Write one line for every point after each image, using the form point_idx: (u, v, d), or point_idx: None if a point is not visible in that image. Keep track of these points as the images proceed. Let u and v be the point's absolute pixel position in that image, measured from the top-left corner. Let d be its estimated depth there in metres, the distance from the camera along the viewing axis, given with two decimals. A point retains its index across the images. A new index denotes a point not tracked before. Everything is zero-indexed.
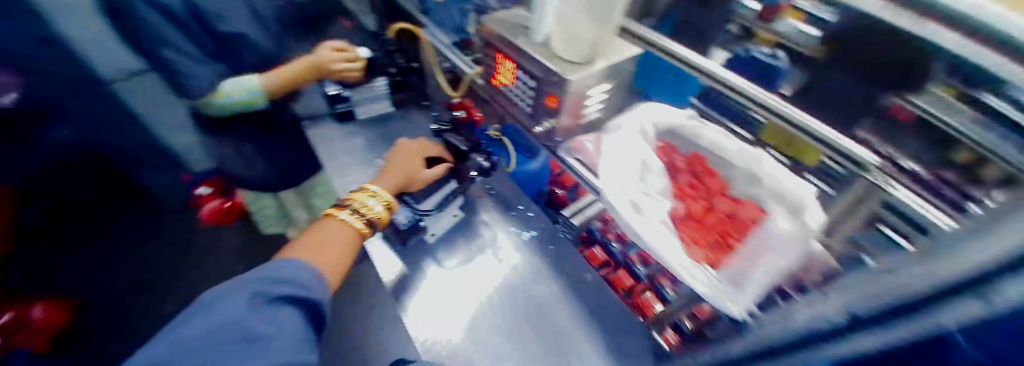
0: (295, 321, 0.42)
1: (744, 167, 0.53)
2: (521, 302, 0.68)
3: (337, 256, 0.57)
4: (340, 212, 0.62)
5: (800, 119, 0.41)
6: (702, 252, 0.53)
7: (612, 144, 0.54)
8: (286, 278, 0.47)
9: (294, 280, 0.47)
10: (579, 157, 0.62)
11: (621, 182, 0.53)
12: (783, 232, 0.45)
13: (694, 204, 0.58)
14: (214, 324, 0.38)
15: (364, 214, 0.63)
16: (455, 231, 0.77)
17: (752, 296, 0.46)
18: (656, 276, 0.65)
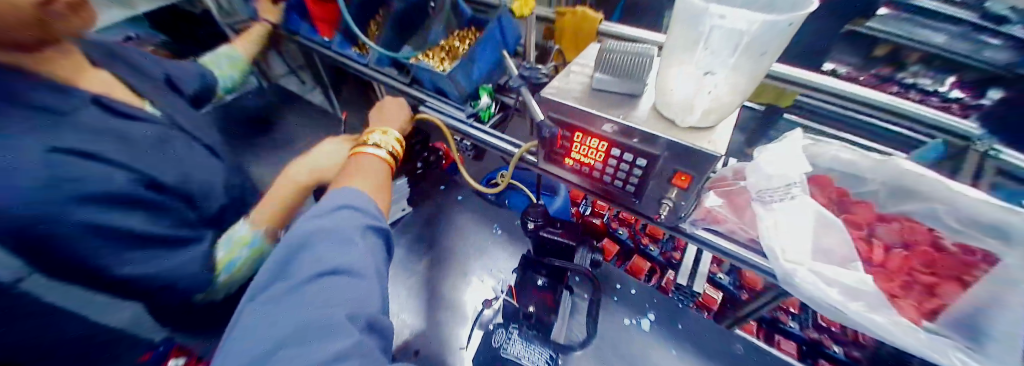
0: (381, 269, 0.43)
1: (920, 188, 0.46)
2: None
3: (375, 183, 0.52)
4: (368, 147, 0.56)
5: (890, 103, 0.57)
6: (922, 311, 0.42)
7: (775, 216, 0.43)
8: (351, 205, 0.45)
9: (370, 211, 0.46)
10: (709, 227, 0.50)
11: (800, 254, 0.41)
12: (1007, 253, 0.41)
13: (896, 255, 0.46)
14: (318, 256, 0.39)
15: (384, 145, 0.57)
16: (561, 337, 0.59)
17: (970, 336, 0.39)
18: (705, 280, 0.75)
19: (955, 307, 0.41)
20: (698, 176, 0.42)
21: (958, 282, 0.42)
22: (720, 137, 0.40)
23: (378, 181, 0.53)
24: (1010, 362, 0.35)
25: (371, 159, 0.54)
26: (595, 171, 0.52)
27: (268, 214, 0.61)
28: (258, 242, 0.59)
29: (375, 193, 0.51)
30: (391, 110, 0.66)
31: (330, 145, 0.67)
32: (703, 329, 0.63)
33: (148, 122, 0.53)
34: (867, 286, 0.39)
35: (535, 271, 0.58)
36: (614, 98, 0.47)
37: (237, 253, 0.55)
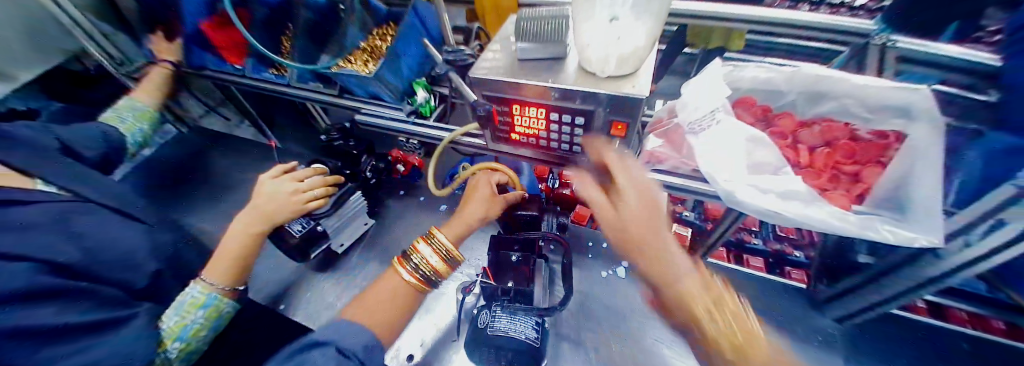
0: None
1: (827, 88, 0.51)
2: (609, 311, 0.62)
3: (381, 304, 0.49)
4: (404, 267, 0.52)
5: (802, 17, 0.57)
6: (853, 196, 0.47)
7: (707, 143, 0.46)
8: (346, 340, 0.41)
9: (342, 325, 0.44)
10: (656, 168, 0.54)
11: (733, 171, 0.45)
12: (912, 129, 0.46)
13: (824, 153, 0.50)
14: None
15: (422, 267, 0.51)
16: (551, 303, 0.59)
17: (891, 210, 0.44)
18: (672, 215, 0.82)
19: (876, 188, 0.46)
20: (632, 123, 0.44)
21: (879, 164, 0.47)
22: (643, 80, 0.41)
23: (394, 312, 0.49)
24: (931, 224, 0.39)
25: (394, 278, 0.52)
26: (541, 140, 0.53)
27: (226, 275, 0.56)
28: (216, 305, 0.54)
29: (381, 322, 0.47)
30: (471, 214, 0.54)
31: (269, 185, 0.62)
32: None
33: (49, 199, 0.48)
34: (795, 186, 0.43)
35: (500, 245, 0.54)
36: (542, 65, 0.47)
37: (191, 320, 0.51)
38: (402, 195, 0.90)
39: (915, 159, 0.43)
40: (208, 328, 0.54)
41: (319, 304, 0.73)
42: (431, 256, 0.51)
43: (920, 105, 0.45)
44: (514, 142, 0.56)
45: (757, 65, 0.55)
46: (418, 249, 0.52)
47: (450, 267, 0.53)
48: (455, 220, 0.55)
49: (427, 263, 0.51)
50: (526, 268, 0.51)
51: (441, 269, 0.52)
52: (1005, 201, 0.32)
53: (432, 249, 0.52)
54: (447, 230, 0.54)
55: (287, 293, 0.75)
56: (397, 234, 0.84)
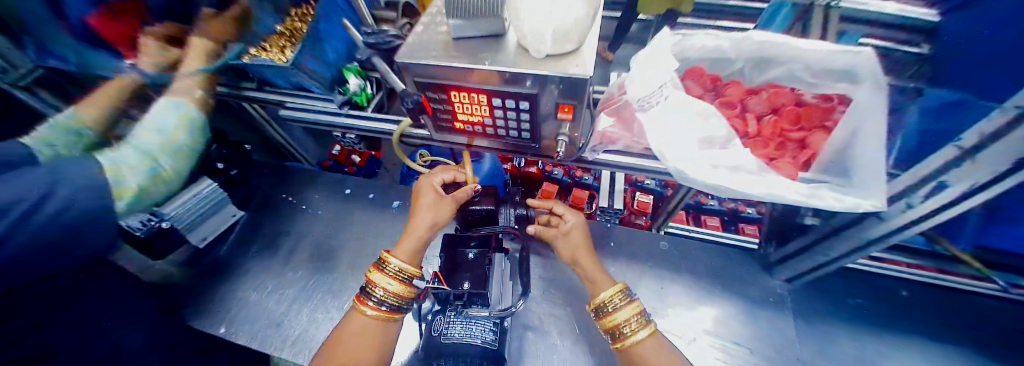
0: None
1: (774, 54, 0.50)
2: (575, 294, 0.62)
3: (343, 354, 0.39)
4: (360, 302, 0.42)
5: None
6: (797, 162, 0.47)
7: (657, 122, 0.44)
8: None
9: None
10: (609, 148, 0.51)
11: (684, 148, 0.44)
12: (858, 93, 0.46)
13: (769, 122, 0.50)
14: None
15: (382, 298, 0.42)
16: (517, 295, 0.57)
17: (816, 172, 0.46)
18: (631, 185, 0.87)
19: (821, 153, 0.47)
20: (580, 103, 0.41)
21: (823, 130, 0.48)
22: (587, 58, 0.38)
23: (361, 358, 0.39)
24: (873, 187, 0.40)
25: (355, 320, 0.41)
26: (486, 127, 0.49)
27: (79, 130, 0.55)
28: (179, 112, 0.53)
29: None
30: (420, 224, 0.47)
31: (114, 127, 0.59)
32: (630, 240, 0.70)
33: None
34: (743, 159, 0.43)
35: (460, 244, 0.51)
36: (478, 44, 0.42)
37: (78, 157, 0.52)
38: (349, 194, 0.80)
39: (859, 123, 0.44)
40: (183, 135, 0.53)
41: (263, 321, 0.64)
42: (388, 281, 0.42)
43: (863, 68, 0.45)
44: (461, 132, 0.52)
45: (706, 34, 0.53)
46: (372, 280, 0.43)
47: (415, 286, 0.44)
48: (406, 236, 0.47)
49: (386, 291, 0.42)
50: (487, 268, 0.48)
51: (403, 292, 0.43)
52: (951, 161, 0.33)
53: (386, 272, 0.43)
54: (400, 251, 0.46)
55: (225, 314, 0.65)
56: (346, 233, 0.74)
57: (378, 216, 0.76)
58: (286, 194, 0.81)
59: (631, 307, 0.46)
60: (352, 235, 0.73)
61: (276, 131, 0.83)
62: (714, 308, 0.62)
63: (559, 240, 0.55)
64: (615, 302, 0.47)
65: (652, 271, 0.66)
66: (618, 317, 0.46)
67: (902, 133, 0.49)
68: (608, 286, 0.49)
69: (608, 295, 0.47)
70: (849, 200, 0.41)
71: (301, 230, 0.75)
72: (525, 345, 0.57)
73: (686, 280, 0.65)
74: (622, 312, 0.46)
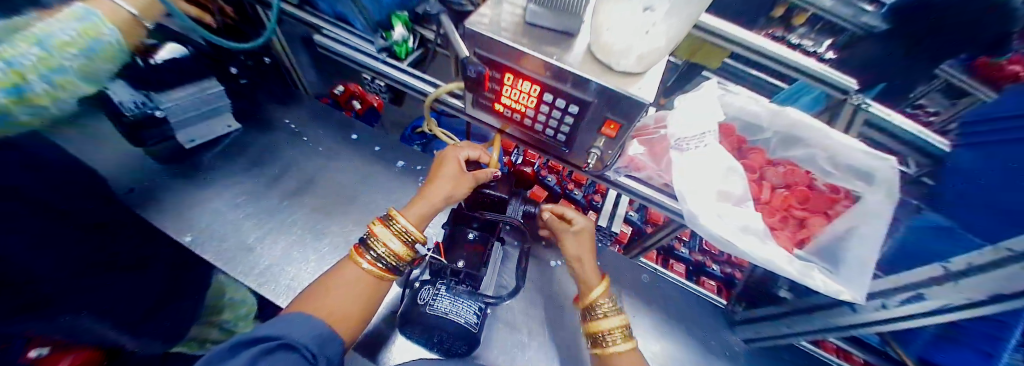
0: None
1: (806, 137, 0.53)
2: (556, 299, 0.63)
3: (333, 298, 0.38)
4: (361, 252, 0.42)
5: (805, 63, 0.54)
6: (792, 240, 0.52)
7: (693, 165, 0.46)
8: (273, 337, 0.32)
9: (274, 323, 0.33)
10: (631, 174, 0.53)
11: (708, 195, 0.46)
12: (870, 195, 0.50)
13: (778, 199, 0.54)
14: None
15: (383, 254, 0.42)
16: (503, 285, 0.58)
17: (801, 250, 0.51)
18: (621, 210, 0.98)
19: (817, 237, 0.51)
20: (626, 125, 0.41)
21: (824, 216, 0.52)
22: (654, 85, 0.38)
23: (350, 307, 0.39)
24: (857, 280, 0.45)
25: (350, 268, 0.42)
26: (525, 118, 0.49)
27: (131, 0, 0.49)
28: (95, 25, 0.43)
29: (327, 314, 0.37)
30: (435, 193, 0.47)
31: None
32: (615, 263, 0.72)
33: None
34: (756, 222, 0.46)
35: (466, 222, 0.51)
36: (550, 37, 0.41)
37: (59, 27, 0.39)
38: (354, 140, 0.76)
39: (859, 225, 0.49)
40: (81, 49, 0.42)
41: (235, 242, 0.61)
42: (391, 239, 0.42)
43: (884, 174, 0.48)
44: (501, 116, 0.51)
45: (749, 96, 0.55)
46: (375, 232, 0.43)
47: (414, 250, 0.44)
48: (417, 200, 0.47)
49: (388, 249, 0.42)
50: (485, 254, 0.49)
51: (404, 255, 0.43)
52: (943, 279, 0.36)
53: (392, 231, 0.43)
54: (409, 212, 0.46)
55: (195, 223, 0.62)
56: (341, 177, 0.71)
57: (380, 170, 0.73)
58: (288, 120, 0.77)
59: (618, 318, 0.49)
60: (348, 182, 0.71)
61: (291, 53, 0.78)
62: (675, 348, 0.65)
63: (570, 240, 0.55)
64: (607, 309, 0.50)
65: (628, 298, 0.69)
66: (603, 325, 0.49)
67: (909, 245, 0.54)
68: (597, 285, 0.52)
69: (603, 299, 0.51)
70: (831, 286, 0.45)
71: (297, 161, 0.72)
72: (495, 335, 0.58)
73: (656, 316, 0.68)
74: (611, 319, 0.49)
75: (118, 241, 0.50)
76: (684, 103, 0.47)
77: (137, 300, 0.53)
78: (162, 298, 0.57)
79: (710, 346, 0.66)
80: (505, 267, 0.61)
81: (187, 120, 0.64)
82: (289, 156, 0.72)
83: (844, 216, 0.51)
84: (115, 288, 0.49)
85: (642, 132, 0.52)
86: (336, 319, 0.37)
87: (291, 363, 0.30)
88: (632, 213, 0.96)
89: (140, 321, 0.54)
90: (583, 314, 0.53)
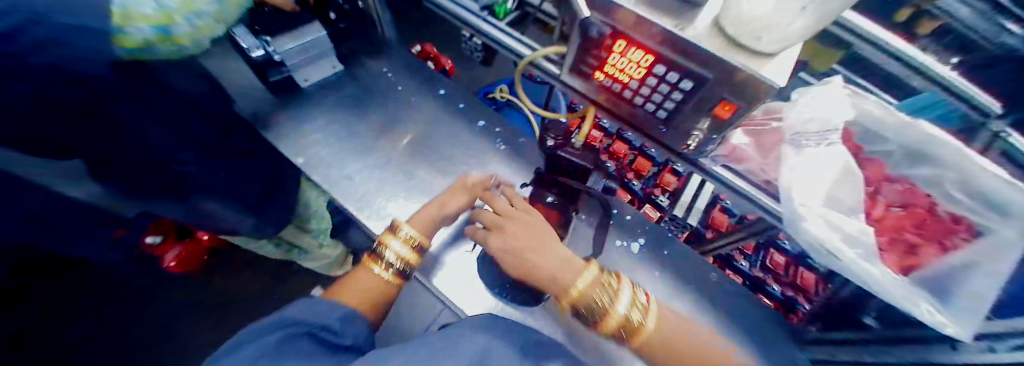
0: (318, 343, 0.39)
1: None
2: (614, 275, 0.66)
3: (357, 293, 0.50)
4: (376, 264, 0.54)
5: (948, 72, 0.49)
6: (894, 263, 0.48)
7: (807, 162, 0.43)
8: (311, 313, 0.43)
9: (302, 308, 0.44)
10: (728, 165, 0.51)
11: (815, 195, 0.43)
12: None
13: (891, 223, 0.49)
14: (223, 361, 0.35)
15: (394, 262, 0.54)
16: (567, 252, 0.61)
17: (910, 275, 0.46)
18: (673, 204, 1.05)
19: (934, 268, 0.45)
20: (743, 108, 0.39)
21: (937, 246, 0.46)
22: (784, 67, 0.35)
23: (367, 300, 0.51)
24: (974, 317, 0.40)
25: (365, 273, 0.53)
26: (626, 90, 0.48)
27: None
28: None
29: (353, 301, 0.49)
30: (438, 208, 0.59)
31: None
32: (683, 256, 0.70)
33: None
34: (869, 235, 0.41)
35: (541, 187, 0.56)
36: (674, 4, 0.37)
37: None
38: (442, 95, 0.80)
39: (977, 261, 0.42)
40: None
41: (336, 170, 0.68)
42: (398, 244, 0.54)
43: None
44: (602, 85, 0.51)
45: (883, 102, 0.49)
46: (384, 243, 0.55)
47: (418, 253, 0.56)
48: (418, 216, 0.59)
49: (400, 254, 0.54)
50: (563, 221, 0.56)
51: (411, 259, 0.55)
52: None
53: (395, 237, 0.55)
54: (414, 222, 0.57)
55: (306, 149, 0.70)
56: (431, 128, 0.76)
57: (464, 126, 0.77)
58: (387, 70, 0.83)
59: (623, 295, 0.43)
60: (433, 133, 0.76)
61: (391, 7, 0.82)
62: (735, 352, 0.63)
63: (511, 220, 0.53)
64: (611, 287, 0.43)
65: (691, 292, 0.67)
66: (616, 308, 0.42)
67: None
68: (583, 267, 0.46)
69: (588, 276, 0.44)
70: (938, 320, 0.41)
71: (393, 107, 0.78)
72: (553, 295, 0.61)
73: (720, 316, 0.65)
74: (616, 308, 0.42)
75: (232, 139, 0.65)
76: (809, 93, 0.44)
77: (249, 190, 0.71)
78: (262, 193, 0.74)
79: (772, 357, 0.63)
80: (572, 234, 0.62)
81: (304, 61, 0.73)
82: (384, 101, 0.79)
83: (963, 249, 0.44)
84: (222, 169, 0.64)
85: (750, 121, 0.51)
86: (360, 305, 0.49)
87: (308, 346, 0.38)
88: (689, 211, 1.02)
89: (255, 204, 0.73)
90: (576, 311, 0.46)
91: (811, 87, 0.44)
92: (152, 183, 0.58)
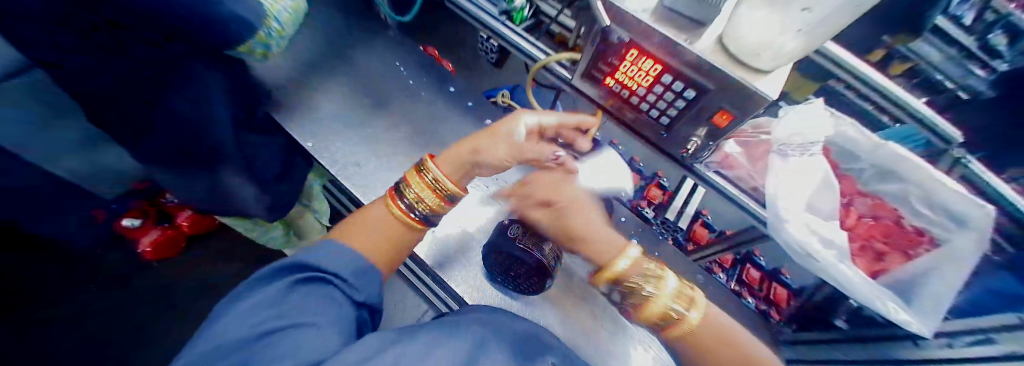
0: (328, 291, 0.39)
1: None
2: None
3: (374, 238, 0.47)
4: (397, 203, 0.48)
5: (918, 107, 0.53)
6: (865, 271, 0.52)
7: (793, 172, 0.47)
8: (323, 262, 0.40)
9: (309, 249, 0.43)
10: (721, 171, 0.56)
11: (798, 200, 0.47)
12: None
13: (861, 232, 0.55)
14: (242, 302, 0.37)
15: (416, 205, 0.48)
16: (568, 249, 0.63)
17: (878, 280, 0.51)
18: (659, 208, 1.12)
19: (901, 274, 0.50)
20: (739, 117, 0.43)
21: (902, 254, 0.52)
22: (775, 83, 0.39)
23: (381, 245, 0.47)
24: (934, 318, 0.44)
25: (382, 211, 0.49)
26: (633, 96, 0.52)
27: None
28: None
29: (363, 244, 0.45)
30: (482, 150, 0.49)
31: None
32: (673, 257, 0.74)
33: None
34: (843, 239, 0.45)
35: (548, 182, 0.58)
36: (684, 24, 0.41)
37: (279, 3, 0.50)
38: (451, 91, 0.82)
39: (936, 267, 0.47)
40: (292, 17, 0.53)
41: (343, 156, 0.69)
42: (422, 188, 0.48)
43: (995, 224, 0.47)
44: (610, 91, 0.54)
45: None
46: (409, 181, 0.49)
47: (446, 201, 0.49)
48: (450, 153, 0.52)
49: (420, 199, 0.48)
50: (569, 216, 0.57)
51: (435, 206, 0.48)
52: None
53: (423, 181, 0.48)
54: (440, 165, 0.51)
55: (314, 133, 0.70)
56: (439, 124, 0.78)
57: (471, 122, 0.80)
58: (399, 63, 0.83)
59: (665, 292, 0.44)
60: (440, 127, 0.78)
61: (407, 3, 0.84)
62: None
63: (569, 209, 0.52)
64: (654, 281, 0.45)
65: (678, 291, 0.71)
66: (667, 286, 0.44)
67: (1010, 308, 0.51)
68: (616, 256, 0.48)
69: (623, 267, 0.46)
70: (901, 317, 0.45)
71: (402, 100, 0.79)
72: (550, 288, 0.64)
73: None
74: (662, 298, 0.44)
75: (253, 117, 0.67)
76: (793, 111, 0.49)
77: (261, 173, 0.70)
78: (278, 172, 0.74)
79: None
80: None
81: None
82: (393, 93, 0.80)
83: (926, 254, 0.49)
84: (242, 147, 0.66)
85: (742, 133, 0.55)
86: (373, 252, 0.46)
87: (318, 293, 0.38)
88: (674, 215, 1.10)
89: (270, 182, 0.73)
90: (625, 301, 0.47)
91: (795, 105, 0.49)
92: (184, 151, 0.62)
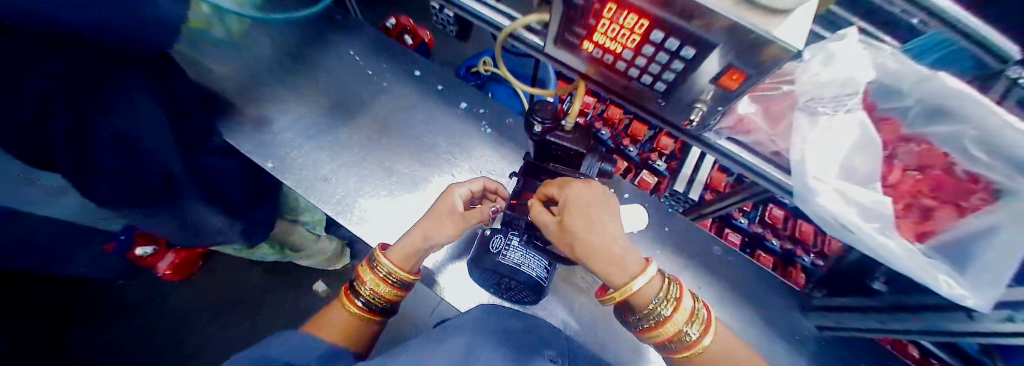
0: None
1: None
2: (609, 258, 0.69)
3: (341, 329, 0.49)
4: (356, 299, 0.51)
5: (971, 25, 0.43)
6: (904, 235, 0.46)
7: (824, 133, 0.38)
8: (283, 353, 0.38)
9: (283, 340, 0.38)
10: (735, 137, 0.47)
11: (829, 168, 0.39)
12: None
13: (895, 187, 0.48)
14: None
15: (370, 299, 0.51)
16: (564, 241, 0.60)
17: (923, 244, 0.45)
18: (669, 167, 1.10)
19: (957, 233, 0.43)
20: (754, 77, 0.34)
21: (954, 208, 0.44)
22: (800, 30, 0.29)
23: (356, 327, 0.50)
24: (996, 288, 0.38)
25: (341, 309, 0.51)
26: (618, 61, 0.42)
27: None
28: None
29: (335, 335, 0.47)
30: (422, 233, 0.52)
31: None
32: (676, 226, 0.71)
33: None
34: (885, 208, 0.38)
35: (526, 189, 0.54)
36: None
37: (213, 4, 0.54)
38: (417, 76, 0.74)
39: (995, 226, 0.39)
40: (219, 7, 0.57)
41: (314, 170, 0.66)
42: (377, 282, 0.51)
43: None
44: (592, 56, 0.44)
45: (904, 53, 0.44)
46: (364, 280, 0.51)
47: (399, 288, 0.53)
48: (401, 243, 0.52)
49: (376, 292, 0.51)
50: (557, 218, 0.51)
51: (390, 297, 0.52)
52: None
53: (376, 277, 0.51)
54: (393, 254, 0.52)
55: (276, 151, 0.67)
56: (408, 117, 0.71)
57: (444, 109, 0.72)
58: (353, 53, 0.75)
59: (682, 312, 0.44)
60: (411, 119, 0.71)
61: None
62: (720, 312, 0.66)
63: (576, 210, 0.44)
64: (671, 304, 0.44)
65: (683, 260, 0.68)
66: (634, 286, 0.42)
67: None
68: (636, 269, 0.43)
69: (638, 285, 0.42)
70: (957, 291, 0.39)
71: (365, 95, 0.72)
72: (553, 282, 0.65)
73: (708, 282, 0.68)
74: (676, 317, 0.44)
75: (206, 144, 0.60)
76: (829, 47, 0.38)
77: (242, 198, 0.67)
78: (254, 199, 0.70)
79: (758, 316, 0.66)
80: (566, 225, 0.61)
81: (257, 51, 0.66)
82: (355, 89, 0.73)
83: (980, 211, 0.41)
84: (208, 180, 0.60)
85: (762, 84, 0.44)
86: (347, 340, 0.49)
87: None
88: (683, 170, 1.05)
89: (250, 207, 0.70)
90: (639, 316, 0.46)
91: (824, 42, 0.38)
92: (144, 190, 0.53)
